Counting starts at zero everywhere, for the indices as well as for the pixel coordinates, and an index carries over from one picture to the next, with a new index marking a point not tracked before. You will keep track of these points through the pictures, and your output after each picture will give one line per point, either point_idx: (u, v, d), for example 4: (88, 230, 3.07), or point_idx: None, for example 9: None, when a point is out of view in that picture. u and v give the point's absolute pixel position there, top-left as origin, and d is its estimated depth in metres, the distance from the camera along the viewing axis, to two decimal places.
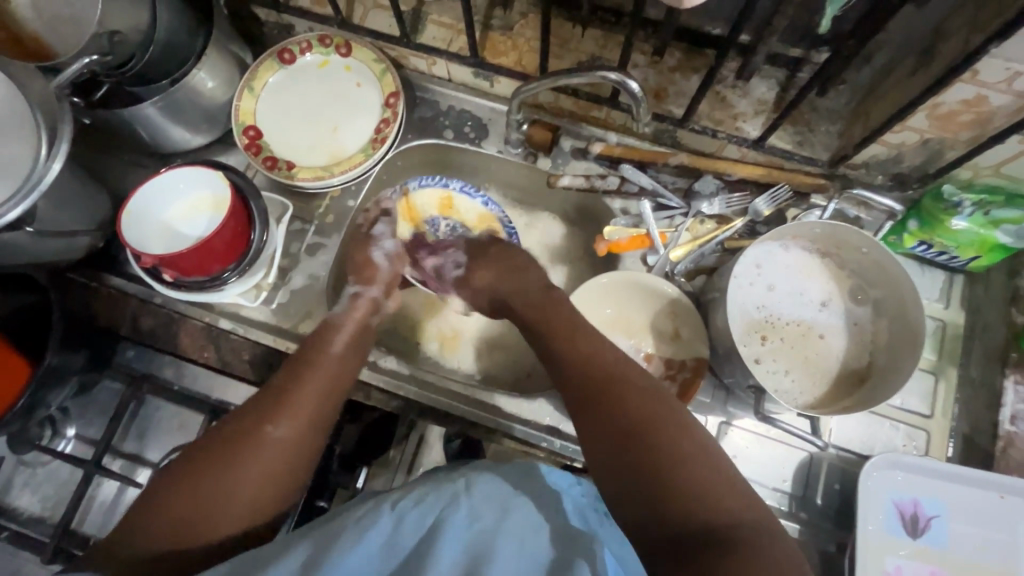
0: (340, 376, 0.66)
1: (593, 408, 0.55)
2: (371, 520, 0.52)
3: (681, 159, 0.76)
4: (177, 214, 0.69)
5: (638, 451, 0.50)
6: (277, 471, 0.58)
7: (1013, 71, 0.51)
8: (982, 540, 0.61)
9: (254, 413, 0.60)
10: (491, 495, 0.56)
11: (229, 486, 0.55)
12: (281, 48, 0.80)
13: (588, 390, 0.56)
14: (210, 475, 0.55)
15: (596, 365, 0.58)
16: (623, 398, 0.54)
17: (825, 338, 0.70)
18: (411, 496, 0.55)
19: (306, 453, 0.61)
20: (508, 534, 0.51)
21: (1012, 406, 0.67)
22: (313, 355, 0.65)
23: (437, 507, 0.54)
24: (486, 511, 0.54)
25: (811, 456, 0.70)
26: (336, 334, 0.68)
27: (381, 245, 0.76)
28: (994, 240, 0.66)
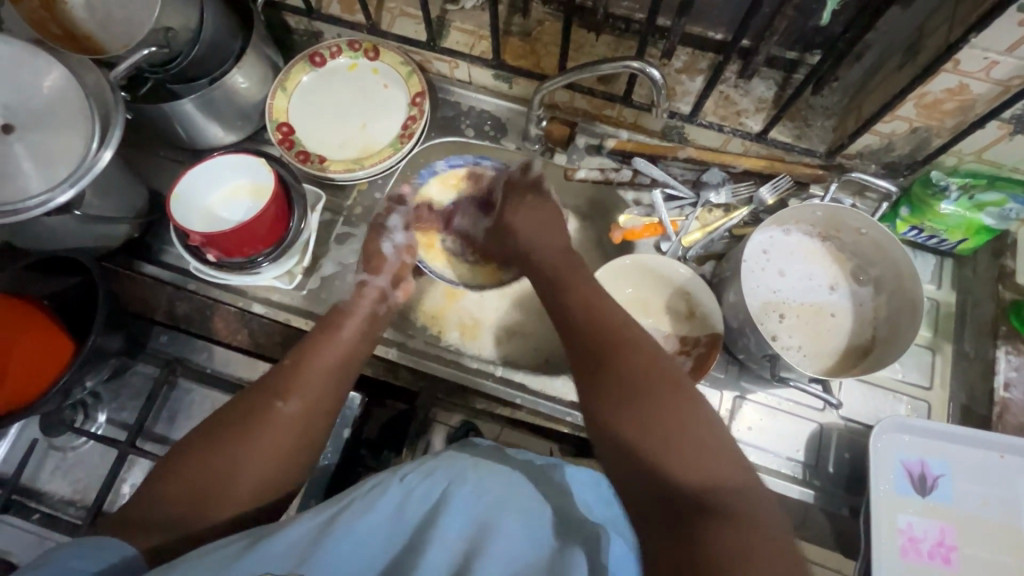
0: (351, 358, 0.68)
1: (600, 373, 0.56)
2: (382, 489, 0.53)
3: (689, 153, 0.82)
4: (222, 201, 0.73)
5: (645, 423, 0.51)
6: (288, 444, 0.59)
7: (991, 61, 0.58)
8: (985, 496, 0.65)
9: (267, 388, 0.62)
10: (496, 473, 0.55)
11: (245, 455, 0.57)
12: (312, 51, 0.85)
13: (599, 354, 0.58)
14: (228, 447, 0.57)
15: (605, 327, 0.60)
16: (632, 367, 0.55)
17: (836, 317, 0.75)
18: (421, 468, 0.55)
19: (315, 428, 0.62)
20: (512, 509, 0.51)
21: (1005, 374, 0.73)
22: (322, 340, 0.67)
23: (444, 480, 0.53)
24: (492, 487, 0.53)
25: (821, 427, 0.74)
26: (347, 319, 0.71)
27: (391, 235, 0.79)
28: (979, 222, 0.73)
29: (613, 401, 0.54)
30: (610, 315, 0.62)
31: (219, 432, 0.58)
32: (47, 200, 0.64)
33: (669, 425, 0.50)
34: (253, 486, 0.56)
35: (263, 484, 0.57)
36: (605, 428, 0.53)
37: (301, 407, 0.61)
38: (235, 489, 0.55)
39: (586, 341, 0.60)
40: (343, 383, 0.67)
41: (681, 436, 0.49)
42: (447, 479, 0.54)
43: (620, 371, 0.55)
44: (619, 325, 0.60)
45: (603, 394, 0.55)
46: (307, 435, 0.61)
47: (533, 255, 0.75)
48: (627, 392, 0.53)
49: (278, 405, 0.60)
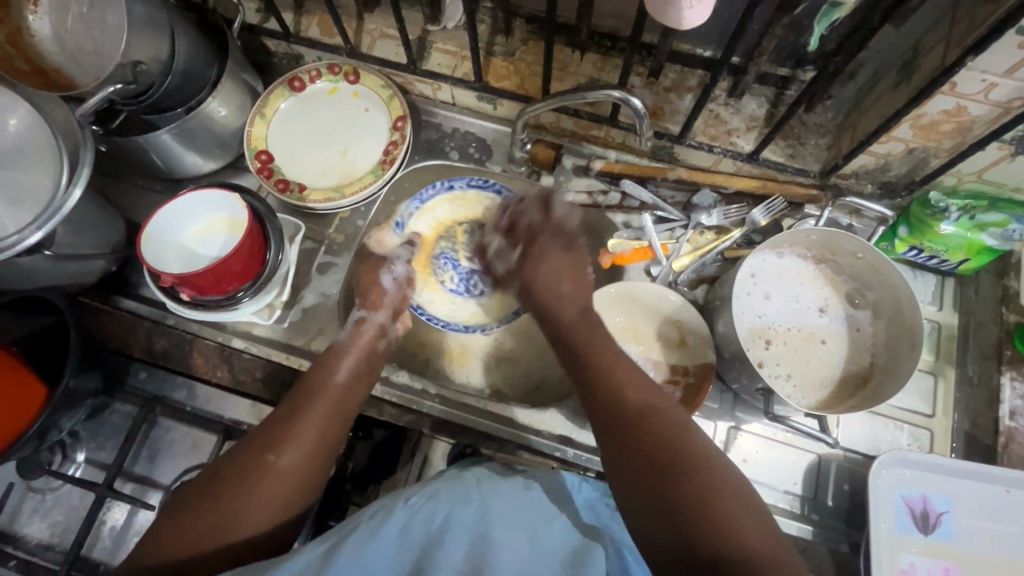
0: (350, 401, 0.65)
1: (629, 438, 0.53)
2: (388, 512, 0.51)
3: (679, 174, 0.79)
4: (197, 236, 0.71)
5: (676, 487, 0.48)
6: (281, 496, 0.56)
7: (989, 83, 0.55)
8: (993, 534, 0.63)
9: (260, 441, 0.58)
10: (502, 496, 0.54)
11: (231, 515, 0.53)
12: (291, 76, 0.83)
13: (621, 424, 0.54)
14: (219, 504, 0.53)
15: (630, 392, 0.57)
16: (652, 438, 0.52)
17: (827, 343, 0.72)
18: (424, 492, 0.53)
19: (314, 481, 0.59)
20: (518, 525, 0.50)
21: (1011, 402, 0.70)
22: (326, 384, 0.64)
23: (448, 501, 0.52)
24: (497, 505, 0.52)
25: (820, 458, 0.71)
26: (343, 361, 0.67)
27: (391, 268, 0.76)
28: (981, 243, 0.69)
29: (636, 477, 0.51)
30: (630, 379, 0.58)
31: (212, 485, 0.55)
32: (16, 242, 0.60)
33: (698, 501, 0.47)
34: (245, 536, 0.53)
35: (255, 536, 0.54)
36: (635, 495, 0.50)
37: (294, 459, 0.57)
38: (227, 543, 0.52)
39: (609, 406, 0.57)
40: (341, 428, 0.63)
41: (712, 508, 0.46)
42: (450, 504, 0.52)
43: (651, 439, 0.52)
44: (639, 393, 0.57)
45: (635, 462, 0.51)
46: (303, 490, 0.58)
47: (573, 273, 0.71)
48: (646, 466, 0.50)
49: (270, 459, 0.57)
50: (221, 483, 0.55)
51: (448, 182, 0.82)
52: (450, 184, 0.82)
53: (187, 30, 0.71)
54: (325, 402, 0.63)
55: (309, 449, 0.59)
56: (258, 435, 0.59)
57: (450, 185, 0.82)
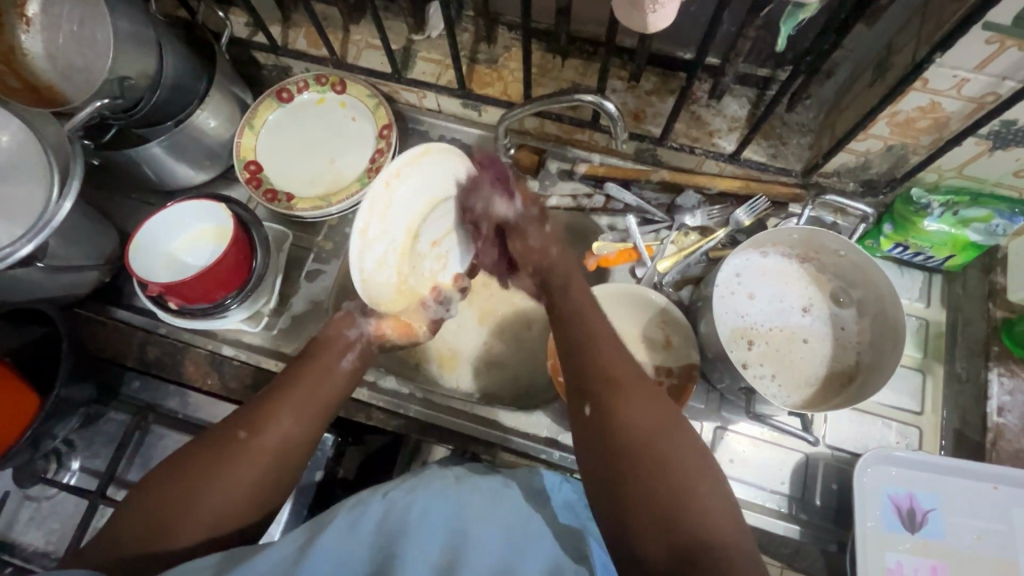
0: (329, 390, 0.63)
1: (614, 411, 0.51)
2: (363, 505, 0.52)
3: (662, 176, 0.79)
4: (186, 246, 0.72)
5: (660, 458, 0.47)
6: (250, 480, 0.55)
7: (960, 78, 0.56)
8: (981, 531, 0.62)
9: (236, 419, 0.58)
10: (478, 495, 0.54)
11: (202, 493, 0.52)
12: (279, 88, 0.84)
13: (605, 391, 0.52)
14: (190, 484, 0.53)
15: (614, 364, 0.55)
16: (624, 412, 0.50)
17: (808, 342, 0.72)
18: (404, 486, 0.54)
19: (290, 463, 0.57)
20: (495, 521, 0.51)
21: (999, 398, 0.70)
22: (307, 372, 0.63)
23: (427, 498, 0.52)
24: (475, 504, 0.53)
25: (807, 457, 0.71)
26: (324, 350, 0.66)
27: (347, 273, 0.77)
28: (966, 239, 0.69)
29: (601, 462, 0.49)
30: (610, 350, 0.56)
31: (183, 467, 0.54)
32: (8, 254, 0.61)
33: (676, 480, 0.46)
34: (212, 519, 0.52)
35: (219, 521, 0.52)
36: (617, 474, 0.48)
37: (265, 439, 0.56)
38: (190, 525, 0.51)
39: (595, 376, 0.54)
40: (318, 420, 0.61)
41: (684, 482, 0.46)
42: (428, 499, 0.52)
43: (636, 416, 0.50)
44: (612, 362, 0.55)
45: (622, 437, 0.49)
46: (278, 469, 0.56)
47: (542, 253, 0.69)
48: (614, 444, 0.49)
49: (241, 437, 0.56)
50: (193, 464, 0.54)
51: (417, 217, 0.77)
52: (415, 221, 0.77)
53: (175, 45, 0.73)
54: (304, 386, 0.62)
55: (286, 429, 0.58)
56: (237, 413, 0.59)
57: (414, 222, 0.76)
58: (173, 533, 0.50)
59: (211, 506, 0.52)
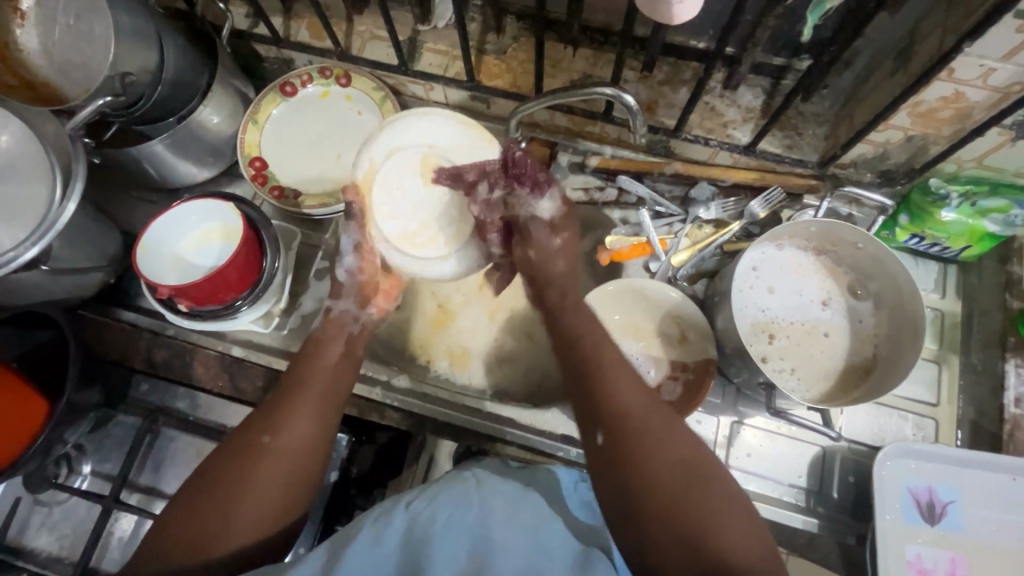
0: (340, 386, 0.63)
1: (632, 453, 0.50)
2: (386, 517, 0.51)
3: (675, 168, 0.78)
4: (193, 246, 0.71)
5: (683, 502, 0.46)
6: (282, 482, 0.54)
7: (987, 68, 0.55)
8: (999, 523, 0.62)
9: (256, 424, 0.57)
10: (502, 496, 0.54)
11: (238, 499, 0.52)
12: (282, 81, 0.82)
13: (620, 436, 0.51)
14: (224, 490, 0.52)
15: (624, 403, 0.53)
16: (649, 456, 0.49)
17: (830, 336, 0.72)
18: (424, 495, 0.53)
19: (319, 459, 0.58)
20: (522, 528, 0.51)
21: (1015, 389, 0.69)
22: (318, 368, 0.63)
23: (448, 506, 0.52)
24: (498, 508, 0.52)
25: (824, 451, 0.71)
26: (328, 344, 0.66)
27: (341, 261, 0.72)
28: (983, 230, 0.69)
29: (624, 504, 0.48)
30: (625, 384, 0.55)
31: (212, 477, 0.53)
32: (12, 259, 0.60)
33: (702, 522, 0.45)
34: (250, 525, 0.51)
35: (257, 527, 0.52)
36: (643, 519, 0.47)
37: (290, 440, 0.56)
38: (233, 530, 0.51)
39: (608, 415, 0.53)
40: (334, 417, 0.61)
41: (712, 528, 0.45)
42: (451, 507, 0.52)
43: (656, 456, 0.49)
44: (635, 397, 0.54)
45: (646, 483, 0.48)
46: (309, 466, 0.57)
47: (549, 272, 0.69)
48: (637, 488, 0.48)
49: (265, 442, 0.55)
50: (223, 473, 0.54)
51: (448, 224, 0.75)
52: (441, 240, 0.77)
53: (176, 39, 0.70)
54: (317, 382, 0.62)
55: (304, 429, 0.57)
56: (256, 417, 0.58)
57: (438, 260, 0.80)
58: (218, 543, 0.50)
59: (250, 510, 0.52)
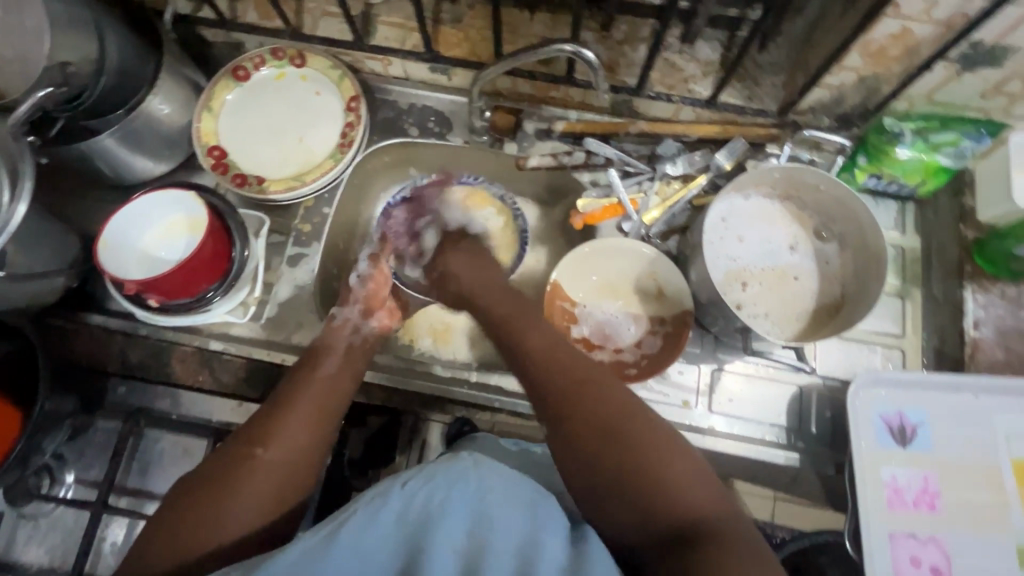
0: (337, 391, 0.62)
1: (569, 412, 0.51)
2: (382, 496, 0.45)
3: (640, 127, 0.79)
4: (157, 241, 0.68)
5: (621, 441, 0.48)
6: (274, 487, 0.53)
7: (930, 1, 0.56)
8: (966, 438, 0.66)
9: (247, 435, 0.56)
10: (503, 469, 0.48)
11: (226, 506, 0.51)
12: (234, 65, 0.80)
13: (558, 397, 0.53)
14: (212, 497, 0.51)
15: (563, 369, 0.55)
16: (585, 408, 0.51)
17: (800, 279, 0.74)
18: (423, 472, 0.47)
19: (310, 469, 0.56)
20: (519, 505, 0.45)
21: (974, 314, 0.73)
22: (312, 380, 0.61)
23: (447, 485, 0.45)
24: (497, 483, 0.46)
25: (801, 389, 0.74)
26: (325, 357, 0.65)
27: (356, 269, 0.76)
28: (937, 164, 0.71)
29: (574, 464, 0.49)
30: (565, 354, 0.57)
31: (201, 482, 0.53)
32: None
33: (641, 464, 0.47)
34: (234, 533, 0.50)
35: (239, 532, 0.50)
36: (585, 471, 0.49)
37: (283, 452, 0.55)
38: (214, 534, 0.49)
39: (547, 382, 0.55)
40: (331, 421, 0.60)
41: (652, 467, 0.46)
42: (452, 485, 0.45)
43: (594, 409, 0.51)
44: (575, 365, 0.55)
45: (585, 436, 0.50)
46: (296, 476, 0.55)
47: (483, 270, 0.72)
48: (579, 438, 0.50)
49: (258, 454, 0.54)
50: (210, 481, 0.52)
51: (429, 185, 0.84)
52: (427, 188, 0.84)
53: (116, 26, 0.67)
54: (312, 390, 0.60)
55: (295, 441, 0.56)
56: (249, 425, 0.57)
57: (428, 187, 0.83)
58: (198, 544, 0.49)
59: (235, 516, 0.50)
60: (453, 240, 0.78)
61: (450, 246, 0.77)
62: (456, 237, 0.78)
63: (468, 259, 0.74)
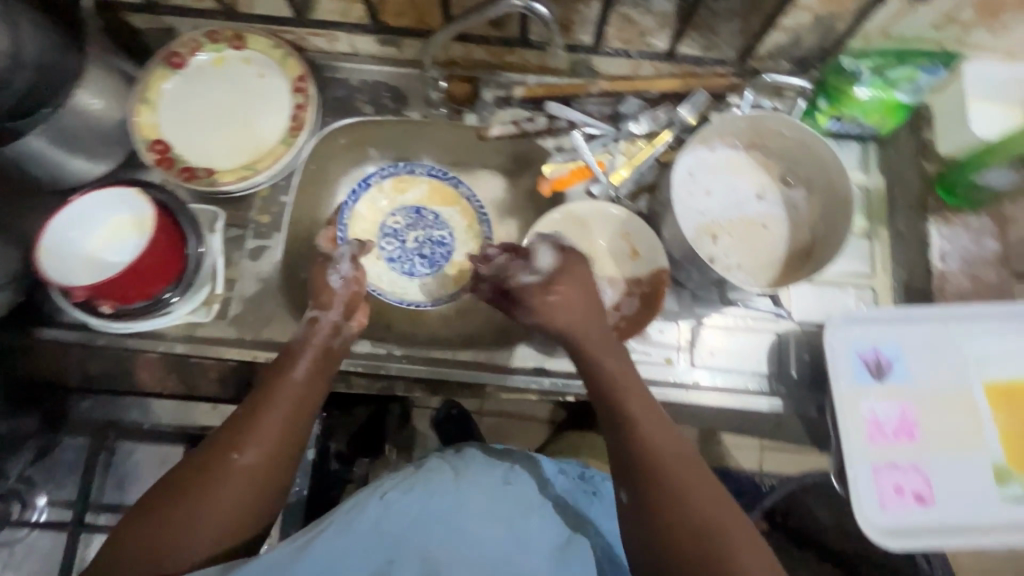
0: (313, 393, 0.59)
1: (645, 470, 0.50)
2: (359, 505, 0.52)
3: (601, 86, 0.77)
4: (104, 243, 0.65)
5: (693, 514, 0.48)
6: (252, 495, 0.51)
7: None
8: (937, 366, 0.68)
9: (217, 441, 0.53)
10: (478, 486, 0.56)
11: (196, 516, 0.49)
12: (168, 51, 0.75)
13: (635, 455, 0.51)
14: (179, 506, 0.49)
15: (639, 421, 0.53)
16: (662, 473, 0.50)
17: (769, 227, 0.74)
18: (400, 484, 0.54)
19: (284, 472, 0.54)
20: (500, 518, 0.53)
21: (939, 246, 0.74)
22: (284, 381, 0.57)
23: (421, 493, 0.53)
24: (474, 499, 0.54)
25: (778, 336, 0.74)
26: (300, 357, 0.60)
27: (337, 268, 0.67)
28: (895, 101, 0.71)
29: (645, 527, 0.49)
30: (643, 407, 0.54)
31: (166, 491, 0.50)
32: None
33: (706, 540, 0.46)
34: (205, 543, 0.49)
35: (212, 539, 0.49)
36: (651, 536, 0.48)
37: (256, 457, 0.52)
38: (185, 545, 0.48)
39: (622, 434, 0.53)
40: (308, 423, 0.57)
41: (716, 543, 0.46)
42: (426, 495, 0.53)
43: (668, 475, 0.50)
44: (652, 421, 0.53)
45: (658, 501, 0.49)
46: (270, 483, 0.53)
47: (586, 305, 0.59)
48: (654, 501, 0.49)
49: (230, 460, 0.51)
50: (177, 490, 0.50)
51: (409, 166, 0.83)
52: (411, 169, 0.83)
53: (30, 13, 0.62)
54: (286, 394, 0.57)
55: (270, 446, 0.53)
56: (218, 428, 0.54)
57: (411, 170, 0.83)
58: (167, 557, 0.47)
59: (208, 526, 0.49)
60: (557, 277, 0.60)
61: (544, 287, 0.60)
62: (571, 269, 0.61)
63: (574, 288, 0.60)
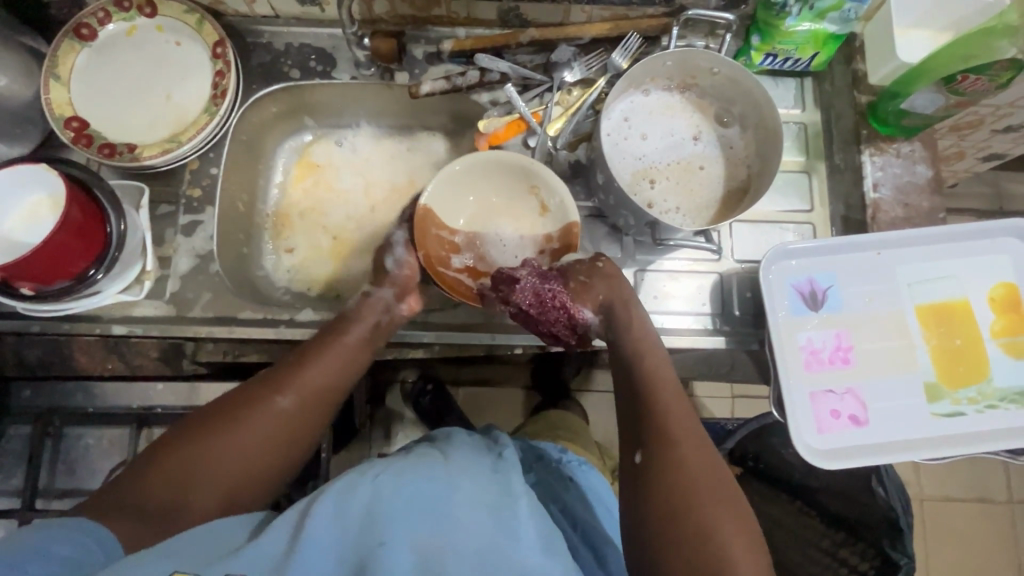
0: (362, 358, 0.63)
1: (659, 455, 0.53)
2: (347, 488, 0.50)
3: (530, 35, 0.75)
4: (19, 223, 0.63)
5: (693, 503, 0.50)
6: (285, 436, 0.56)
7: None
8: (873, 295, 0.69)
9: (263, 385, 0.57)
10: (468, 478, 0.54)
11: (235, 445, 0.53)
12: (75, 23, 0.71)
13: (651, 443, 0.54)
14: (220, 435, 0.53)
15: (660, 412, 0.56)
16: (673, 462, 0.53)
17: (705, 168, 0.74)
18: (391, 468, 0.53)
19: (316, 424, 0.58)
20: (484, 504, 0.51)
21: (873, 177, 0.75)
22: (334, 344, 0.61)
23: (409, 478, 0.51)
24: (463, 486, 0.53)
25: (721, 277, 0.74)
26: (354, 325, 0.64)
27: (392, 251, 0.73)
28: (824, 32, 0.71)
29: (651, 506, 0.51)
30: (675, 406, 0.57)
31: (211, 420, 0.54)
32: None
33: (696, 523, 0.49)
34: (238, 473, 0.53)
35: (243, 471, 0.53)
36: (652, 514, 0.51)
37: (298, 402, 0.57)
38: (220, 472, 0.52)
39: (646, 421, 0.56)
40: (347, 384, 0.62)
41: (708, 526, 0.49)
42: (417, 479, 0.52)
43: (680, 463, 0.52)
44: (680, 417, 0.56)
45: (664, 482, 0.52)
46: (306, 431, 0.57)
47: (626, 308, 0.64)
48: (661, 479, 0.52)
49: (274, 402, 0.56)
50: (222, 420, 0.54)
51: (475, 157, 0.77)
52: None
53: None
54: (334, 354, 0.61)
55: (313, 398, 0.58)
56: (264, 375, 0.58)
57: None
58: (204, 478, 0.52)
59: (242, 458, 0.53)
60: (573, 272, 0.66)
61: (566, 288, 0.65)
62: (587, 264, 0.66)
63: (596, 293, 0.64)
